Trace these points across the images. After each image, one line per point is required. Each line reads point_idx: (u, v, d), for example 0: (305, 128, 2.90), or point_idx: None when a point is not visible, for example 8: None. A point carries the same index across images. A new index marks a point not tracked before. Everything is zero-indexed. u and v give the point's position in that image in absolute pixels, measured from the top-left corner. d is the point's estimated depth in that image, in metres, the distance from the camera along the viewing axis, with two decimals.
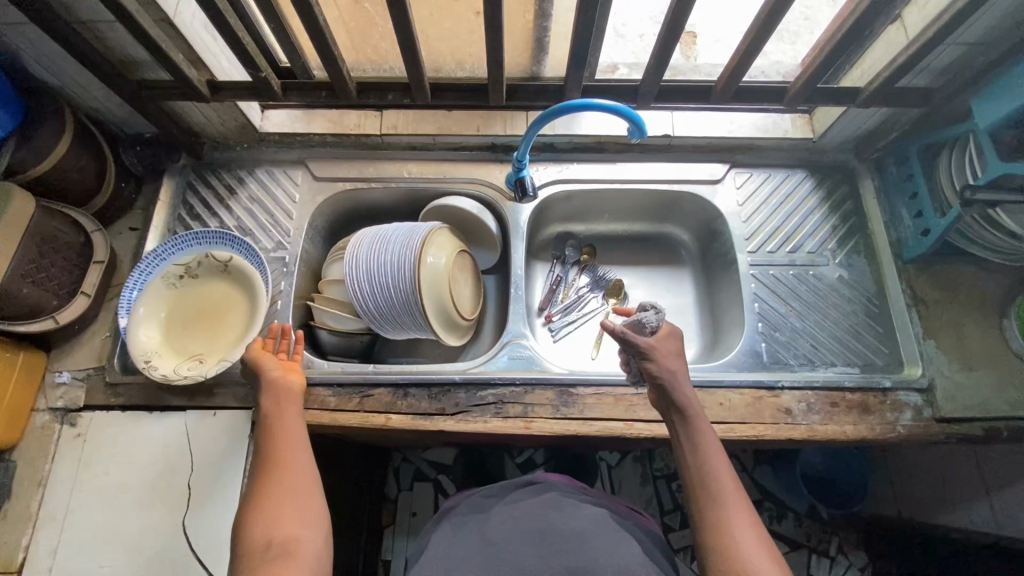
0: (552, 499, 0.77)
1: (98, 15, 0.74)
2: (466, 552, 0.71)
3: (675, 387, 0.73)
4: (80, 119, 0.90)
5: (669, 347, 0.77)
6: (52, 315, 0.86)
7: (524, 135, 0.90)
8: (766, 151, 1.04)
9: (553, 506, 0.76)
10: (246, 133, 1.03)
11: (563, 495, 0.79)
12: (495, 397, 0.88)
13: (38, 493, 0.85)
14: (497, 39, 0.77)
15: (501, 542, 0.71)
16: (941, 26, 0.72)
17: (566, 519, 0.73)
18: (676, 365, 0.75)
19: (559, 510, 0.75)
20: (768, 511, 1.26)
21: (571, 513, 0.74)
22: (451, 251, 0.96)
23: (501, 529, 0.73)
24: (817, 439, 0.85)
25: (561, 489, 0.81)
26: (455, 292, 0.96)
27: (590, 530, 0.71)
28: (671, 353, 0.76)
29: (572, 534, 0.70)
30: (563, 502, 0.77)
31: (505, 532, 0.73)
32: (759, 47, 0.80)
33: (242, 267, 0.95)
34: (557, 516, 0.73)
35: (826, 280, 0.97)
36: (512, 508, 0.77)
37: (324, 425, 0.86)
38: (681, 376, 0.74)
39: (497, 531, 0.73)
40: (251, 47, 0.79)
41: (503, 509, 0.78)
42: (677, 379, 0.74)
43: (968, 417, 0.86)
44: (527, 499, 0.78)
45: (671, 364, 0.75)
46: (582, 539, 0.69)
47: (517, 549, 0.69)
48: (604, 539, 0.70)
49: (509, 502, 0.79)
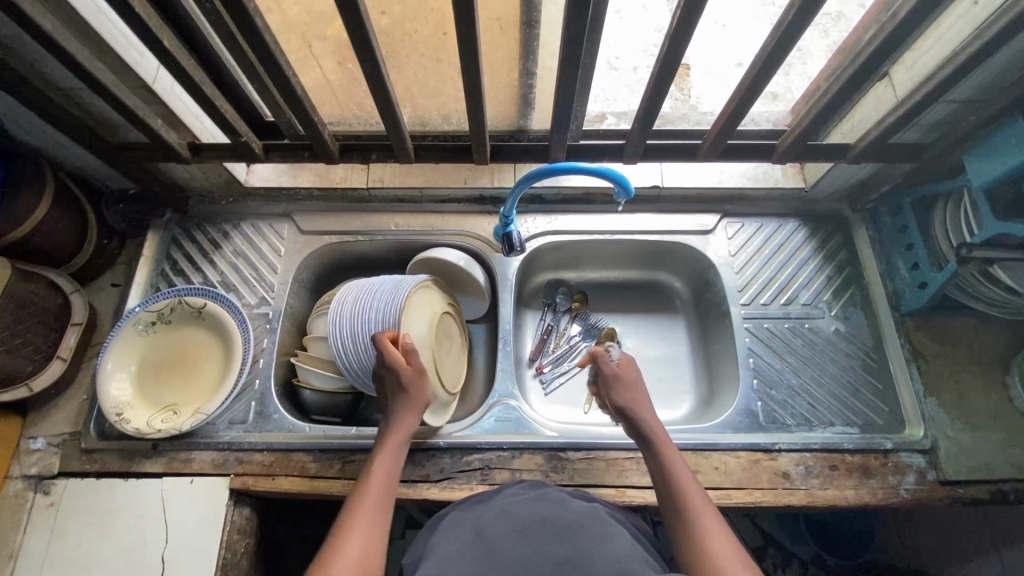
0: (550, 495, 0.72)
1: (76, 86, 0.74)
2: (457, 543, 0.64)
3: (643, 418, 0.76)
4: (61, 179, 0.89)
5: (632, 373, 0.81)
6: (26, 382, 0.85)
7: (511, 191, 0.89)
8: (758, 200, 1.03)
9: (546, 501, 0.71)
10: (232, 187, 1.02)
11: (560, 491, 0.74)
12: (481, 462, 0.85)
13: (9, 566, 0.82)
14: (478, 104, 0.76)
15: (496, 533, 0.64)
16: (930, 89, 0.71)
17: (560, 511, 0.68)
18: (640, 390, 0.79)
19: (553, 504, 0.70)
20: (772, 558, 1.17)
21: (566, 505, 0.69)
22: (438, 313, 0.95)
23: (496, 523, 0.67)
24: (817, 506, 0.82)
25: (558, 488, 0.75)
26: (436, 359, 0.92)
27: (582, 520, 0.66)
28: (630, 383, 0.80)
29: (567, 524, 0.65)
30: (559, 498, 0.71)
31: (497, 525, 0.66)
32: (751, 101, 0.78)
33: (216, 314, 0.92)
34: (550, 505, 0.69)
35: (822, 334, 0.95)
36: (507, 502, 0.71)
37: (305, 492, 0.84)
38: (644, 398, 0.79)
39: (490, 522, 0.67)
40: (230, 112, 0.79)
41: (501, 501, 0.72)
42: (643, 407, 0.77)
43: (973, 481, 0.83)
44: (523, 495, 0.73)
45: (633, 393, 0.79)
46: (577, 531, 0.64)
47: (507, 539, 0.63)
48: (602, 530, 0.64)
49: (504, 498, 0.73)
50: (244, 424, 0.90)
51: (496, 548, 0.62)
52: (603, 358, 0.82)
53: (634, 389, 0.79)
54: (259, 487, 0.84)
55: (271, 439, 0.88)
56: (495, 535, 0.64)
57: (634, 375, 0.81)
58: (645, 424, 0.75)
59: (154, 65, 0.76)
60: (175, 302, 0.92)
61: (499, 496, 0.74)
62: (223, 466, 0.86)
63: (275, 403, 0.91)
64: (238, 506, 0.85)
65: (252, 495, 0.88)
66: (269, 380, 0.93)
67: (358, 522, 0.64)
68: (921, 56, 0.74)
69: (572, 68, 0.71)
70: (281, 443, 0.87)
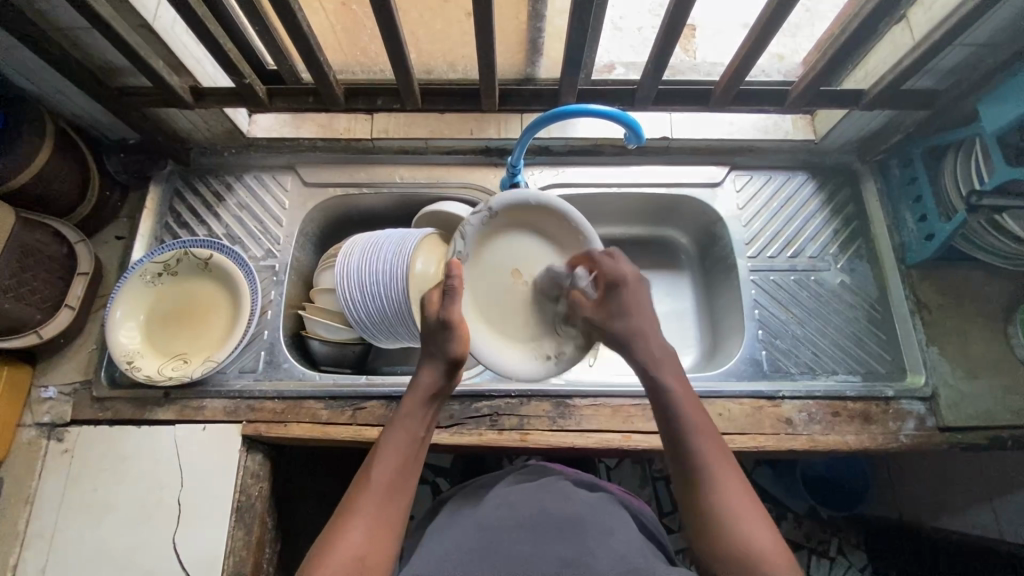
0: (549, 485, 0.69)
1: (74, 23, 0.73)
2: (457, 539, 0.61)
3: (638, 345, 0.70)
4: (60, 126, 0.88)
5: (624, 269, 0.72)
6: (35, 330, 0.85)
7: (518, 139, 0.86)
8: (768, 153, 1.02)
9: (547, 490, 0.68)
10: (234, 138, 1.00)
11: (561, 480, 0.71)
12: (490, 409, 0.86)
13: (26, 511, 0.83)
14: (488, 43, 0.74)
15: (496, 528, 0.61)
16: (950, 28, 0.70)
17: (561, 503, 0.65)
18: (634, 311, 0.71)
19: (555, 493, 0.67)
20: (768, 513, 1.20)
21: (568, 497, 0.67)
22: (483, 249, 0.73)
23: (496, 515, 0.64)
24: (819, 450, 0.83)
25: (557, 475, 0.73)
26: (517, 298, 0.74)
27: (585, 514, 0.63)
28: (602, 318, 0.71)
29: (569, 519, 0.62)
30: (560, 488, 0.69)
31: (498, 518, 0.63)
32: (761, 49, 0.76)
33: (223, 265, 0.92)
34: (551, 496, 0.67)
35: (828, 286, 0.95)
36: (508, 493, 0.68)
37: (316, 438, 0.85)
38: (643, 301, 0.72)
39: (490, 517, 0.64)
40: (233, 53, 0.77)
41: (501, 491, 0.69)
42: (639, 332, 0.71)
43: (972, 426, 0.85)
44: (523, 484, 0.70)
45: (637, 320, 0.71)
46: (580, 527, 0.61)
47: (508, 537, 0.60)
48: (602, 524, 0.62)
49: (505, 487, 0.70)
50: (254, 372, 0.91)
51: (498, 544, 0.59)
52: (580, 297, 0.72)
53: (619, 308, 0.70)
54: (272, 434, 0.86)
55: (282, 387, 0.89)
56: (497, 531, 0.61)
57: (610, 291, 0.70)
58: (629, 333, 0.70)
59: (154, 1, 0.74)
60: (181, 253, 0.92)
61: (498, 486, 0.71)
62: (234, 413, 0.87)
63: (285, 352, 0.92)
64: (251, 451, 0.87)
65: (265, 443, 0.89)
66: (278, 331, 0.93)
67: (364, 504, 0.60)
68: None
69: (584, 5, 0.69)
70: (292, 391, 0.88)
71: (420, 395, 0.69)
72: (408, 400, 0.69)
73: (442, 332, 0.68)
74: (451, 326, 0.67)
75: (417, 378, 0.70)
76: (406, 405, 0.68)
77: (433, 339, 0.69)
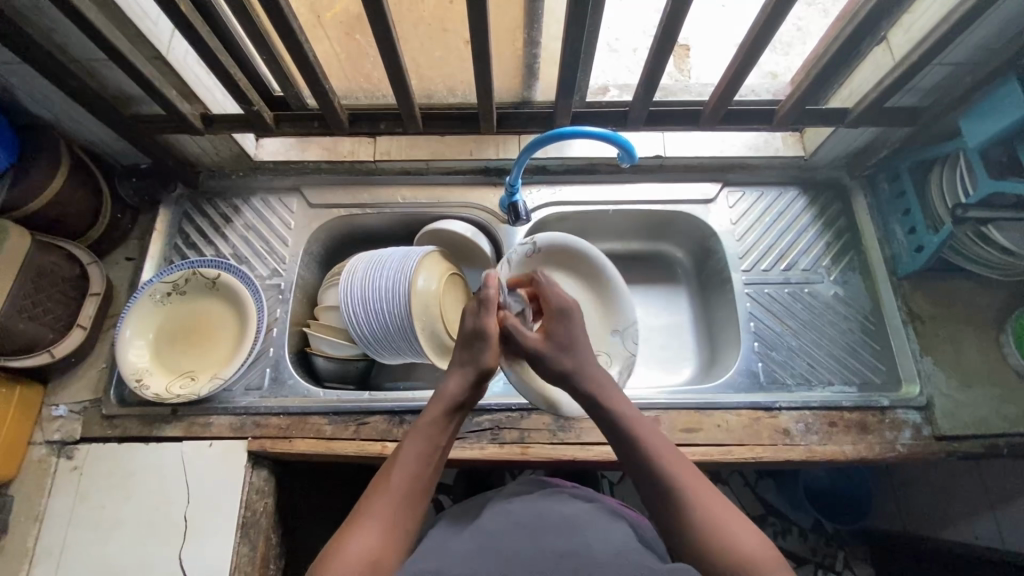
0: (548, 493, 0.70)
1: (91, 55, 0.77)
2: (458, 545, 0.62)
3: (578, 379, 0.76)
4: (75, 152, 0.91)
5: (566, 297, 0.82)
6: (48, 349, 0.87)
7: (516, 160, 0.90)
8: (759, 169, 1.05)
9: (546, 499, 0.69)
10: (241, 161, 1.04)
11: (559, 490, 0.72)
12: (491, 423, 0.88)
13: (35, 527, 0.85)
14: (485, 70, 0.78)
15: (496, 533, 0.63)
16: (927, 50, 0.73)
17: (559, 509, 0.66)
18: (577, 343, 0.79)
19: (553, 502, 0.68)
20: (773, 526, 1.20)
21: (566, 504, 0.67)
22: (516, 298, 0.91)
23: (495, 522, 0.65)
24: (817, 460, 0.84)
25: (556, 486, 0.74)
26: None
27: (582, 519, 0.64)
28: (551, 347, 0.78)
29: (566, 524, 0.63)
30: (558, 496, 0.70)
31: (498, 524, 0.64)
32: (748, 69, 0.79)
33: (230, 284, 0.95)
34: (548, 503, 0.68)
35: (822, 298, 0.97)
36: (507, 503, 0.69)
37: (321, 453, 0.87)
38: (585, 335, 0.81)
39: (489, 523, 0.65)
40: (242, 82, 0.81)
41: (502, 501, 0.70)
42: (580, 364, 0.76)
43: (968, 435, 0.85)
44: (523, 495, 0.71)
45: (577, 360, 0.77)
46: (578, 531, 0.62)
47: (508, 540, 0.61)
48: (599, 528, 0.63)
49: (506, 497, 0.71)
50: (260, 389, 0.92)
51: (497, 547, 0.60)
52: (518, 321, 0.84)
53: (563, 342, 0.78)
54: (277, 449, 0.87)
55: (287, 403, 0.91)
56: (498, 536, 0.62)
57: (556, 316, 0.80)
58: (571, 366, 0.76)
59: (168, 33, 0.78)
60: (190, 273, 0.94)
61: (499, 497, 0.72)
62: (240, 430, 0.89)
63: (289, 369, 0.94)
64: (256, 468, 0.88)
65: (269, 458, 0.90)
66: (283, 349, 0.95)
67: (376, 507, 0.61)
68: (918, 19, 0.76)
69: (575, 33, 0.72)
70: (297, 407, 0.90)
71: (444, 403, 0.71)
72: (432, 408, 0.71)
73: (477, 341, 0.74)
74: (485, 335, 0.74)
75: (442, 388, 0.73)
76: (429, 412, 0.70)
77: (469, 347, 0.74)
